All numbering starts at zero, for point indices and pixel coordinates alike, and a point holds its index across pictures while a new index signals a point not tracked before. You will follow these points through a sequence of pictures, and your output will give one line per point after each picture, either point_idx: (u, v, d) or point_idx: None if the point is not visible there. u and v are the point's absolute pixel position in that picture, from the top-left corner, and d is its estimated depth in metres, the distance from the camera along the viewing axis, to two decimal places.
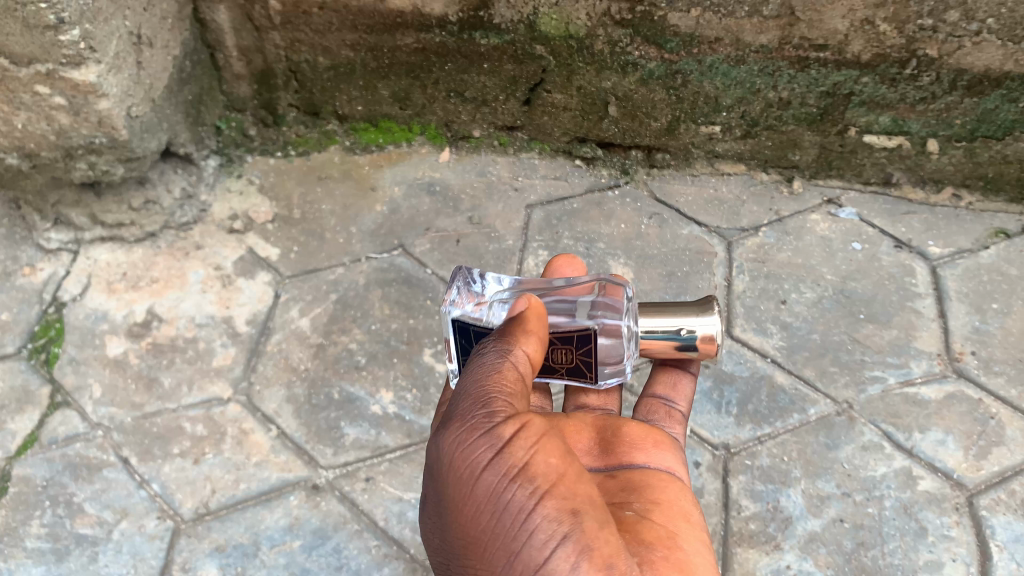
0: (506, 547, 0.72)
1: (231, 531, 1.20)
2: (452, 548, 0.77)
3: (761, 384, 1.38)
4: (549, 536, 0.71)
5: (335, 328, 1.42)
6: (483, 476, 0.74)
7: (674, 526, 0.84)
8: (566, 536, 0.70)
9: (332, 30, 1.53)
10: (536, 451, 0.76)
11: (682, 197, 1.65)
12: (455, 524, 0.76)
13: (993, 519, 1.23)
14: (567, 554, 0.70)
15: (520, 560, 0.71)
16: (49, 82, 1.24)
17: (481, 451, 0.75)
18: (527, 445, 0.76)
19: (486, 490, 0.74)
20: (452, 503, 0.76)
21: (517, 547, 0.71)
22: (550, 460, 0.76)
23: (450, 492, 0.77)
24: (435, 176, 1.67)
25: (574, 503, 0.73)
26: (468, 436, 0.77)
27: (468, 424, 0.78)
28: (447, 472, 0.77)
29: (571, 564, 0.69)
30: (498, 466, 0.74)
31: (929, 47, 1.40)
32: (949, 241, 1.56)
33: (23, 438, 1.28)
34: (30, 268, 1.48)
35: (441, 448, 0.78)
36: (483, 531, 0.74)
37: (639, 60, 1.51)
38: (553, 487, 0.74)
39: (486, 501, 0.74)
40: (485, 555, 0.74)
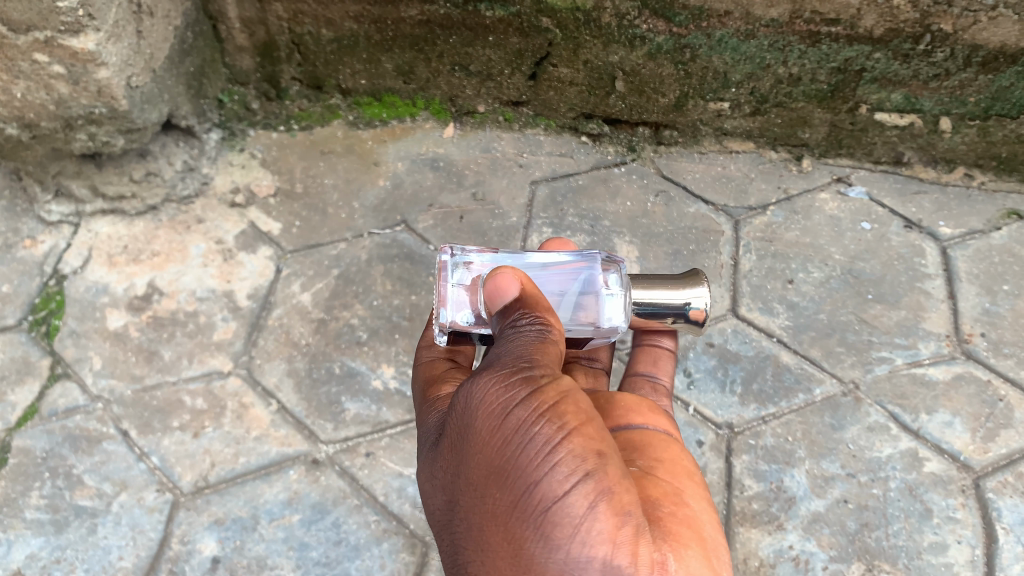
0: (525, 476, 0.69)
1: (230, 504, 1.20)
2: (465, 482, 0.74)
3: (767, 363, 1.37)
4: (572, 470, 0.68)
5: (337, 303, 1.41)
6: (513, 410, 0.72)
7: (679, 483, 0.80)
8: (590, 473, 0.68)
9: (335, 1, 1.51)
10: (566, 398, 0.74)
11: (689, 175, 1.63)
12: (475, 456, 0.73)
13: (1000, 502, 1.21)
14: (589, 490, 0.67)
15: (539, 489, 0.68)
16: (47, 51, 1.22)
17: (514, 389, 0.74)
18: (559, 391, 0.75)
19: (512, 423, 0.72)
20: (476, 436, 0.74)
21: (538, 476, 0.69)
22: (579, 407, 0.74)
23: (476, 425, 0.74)
24: (439, 151, 1.65)
25: (601, 446, 0.71)
26: (502, 375, 0.75)
27: (503, 366, 0.76)
28: (475, 407, 0.75)
29: (591, 501, 0.67)
30: (529, 403, 0.73)
31: (944, 21, 1.36)
32: (960, 222, 1.53)
33: (22, 410, 1.28)
34: (31, 240, 1.47)
35: (473, 387, 0.77)
36: (502, 462, 0.71)
37: (647, 34, 1.48)
38: (580, 428, 0.72)
39: (513, 430, 0.71)
40: (502, 484, 0.70)
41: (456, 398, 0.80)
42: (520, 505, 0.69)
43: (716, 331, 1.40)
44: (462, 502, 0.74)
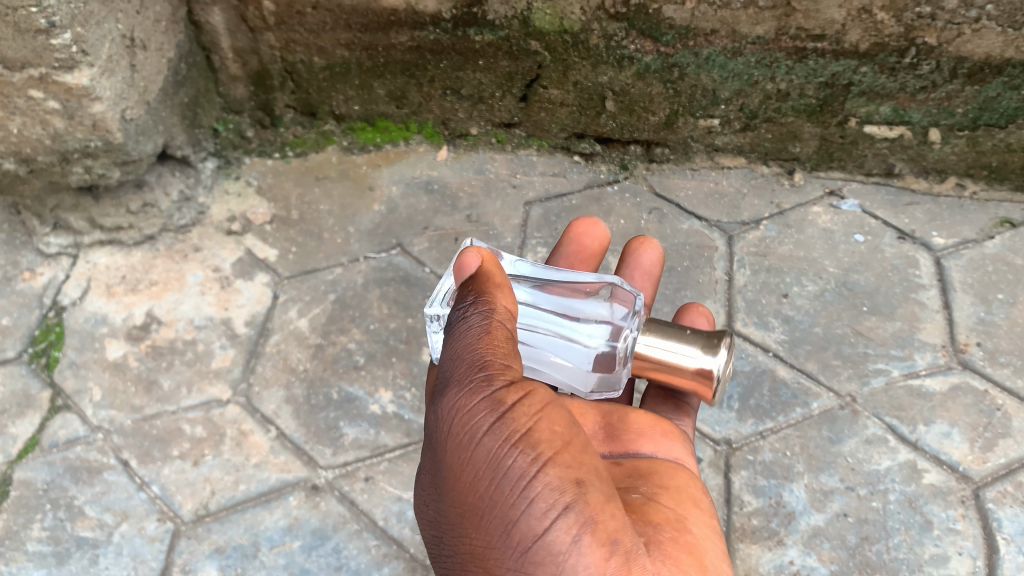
0: (502, 515, 0.70)
1: (231, 532, 1.20)
2: (447, 520, 0.76)
3: (763, 379, 1.37)
4: (550, 504, 0.69)
5: (334, 327, 1.42)
6: (485, 442, 0.73)
7: (683, 509, 0.82)
8: (569, 505, 0.68)
9: (326, 29, 1.53)
10: (539, 421, 0.74)
11: (682, 191, 1.64)
12: (452, 492, 0.75)
13: (1000, 512, 1.21)
14: (570, 524, 0.68)
15: (518, 527, 0.69)
16: (42, 87, 1.24)
17: (481, 416, 0.74)
18: (531, 415, 0.74)
19: (485, 456, 0.72)
20: (451, 469, 0.75)
21: (515, 514, 0.70)
22: (555, 429, 0.74)
23: (450, 457, 0.75)
24: (433, 174, 1.66)
25: (579, 473, 0.71)
26: (470, 400, 0.75)
27: (469, 387, 0.76)
28: (448, 435, 0.76)
29: (572, 536, 0.67)
30: (500, 433, 0.72)
31: (929, 35, 1.38)
32: (953, 232, 1.54)
33: (23, 442, 1.29)
34: (30, 273, 1.49)
35: (441, 413, 0.77)
36: (480, 500, 0.72)
37: (635, 54, 1.50)
38: (557, 456, 0.72)
39: (486, 465, 0.72)
40: (481, 522, 0.72)
41: (430, 422, 0.80)
42: (500, 544, 0.70)
43: None
44: (447, 538, 0.76)
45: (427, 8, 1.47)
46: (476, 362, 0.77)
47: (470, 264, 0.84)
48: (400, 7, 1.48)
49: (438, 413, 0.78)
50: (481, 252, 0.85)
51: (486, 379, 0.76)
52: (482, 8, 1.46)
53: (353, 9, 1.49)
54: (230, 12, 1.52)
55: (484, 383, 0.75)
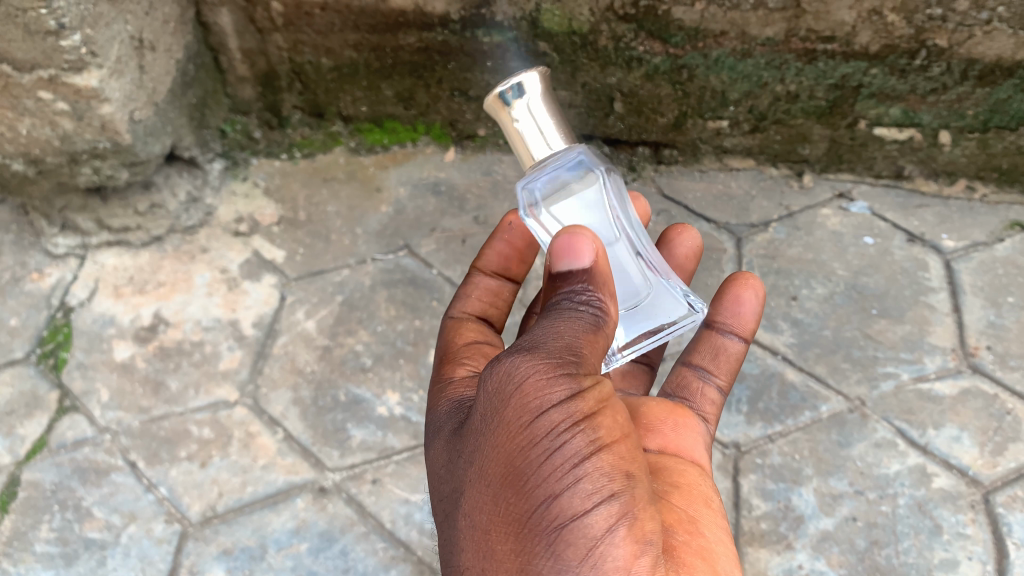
0: (546, 488, 0.68)
1: (239, 534, 1.20)
2: (478, 475, 0.72)
3: (772, 381, 1.36)
4: (596, 490, 0.68)
5: (342, 329, 1.42)
6: (549, 410, 0.69)
7: (695, 510, 0.84)
8: (615, 495, 0.68)
9: (334, 30, 1.53)
10: (605, 405, 0.72)
11: (690, 193, 1.64)
12: (496, 451, 0.71)
13: (1010, 517, 1.20)
14: (611, 514, 0.68)
15: (558, 505, 0.68)
16: (51, 88, 1.24)
17: (556, 387, 0.70)
18: (600, 396, 0.72)
19: (546, 428, 0.69)
20: (505, 427, 0.71)
21: (559, 493, 0.68)
22: (617, 419, 0.73)
23: (504, 415, 0.71)
24: (440, 176, 1.66)
25: (630, 467, 0.71)
26: (548, 365, 0.71)
27: (550, 355, 0.72)
28: (508, 390, 0.71)
29: (610, 529, 0.67)
30: (568, 405, 0.70)
31: (939, 37, 1.37)
32: (963, 235, 1.53)
33: (32, 443, 1.29)
34: (38, 274, 1.49)
35: (510, 365, 0.72)
36: (526, 466, 0.69)
37: (643, 55, 1.49)
38: (614, 444, 0.71)
39: (544, 435, 0.69)
40: (519, 490, 0.69)
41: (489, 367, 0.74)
42: (533, 519, 0.68)
43: None
44: (470, 494, 0.72)
45: (435, 10, 1.47)
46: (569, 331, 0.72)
47: (583, 254, 0.74)
48: (408, 8, 1.47)
49: (502, 363, 0.73)
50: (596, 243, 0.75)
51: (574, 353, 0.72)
52: (491, 9, 1.45)
53: (361, 10, 1.48)
54: (238, 13, 1.52)
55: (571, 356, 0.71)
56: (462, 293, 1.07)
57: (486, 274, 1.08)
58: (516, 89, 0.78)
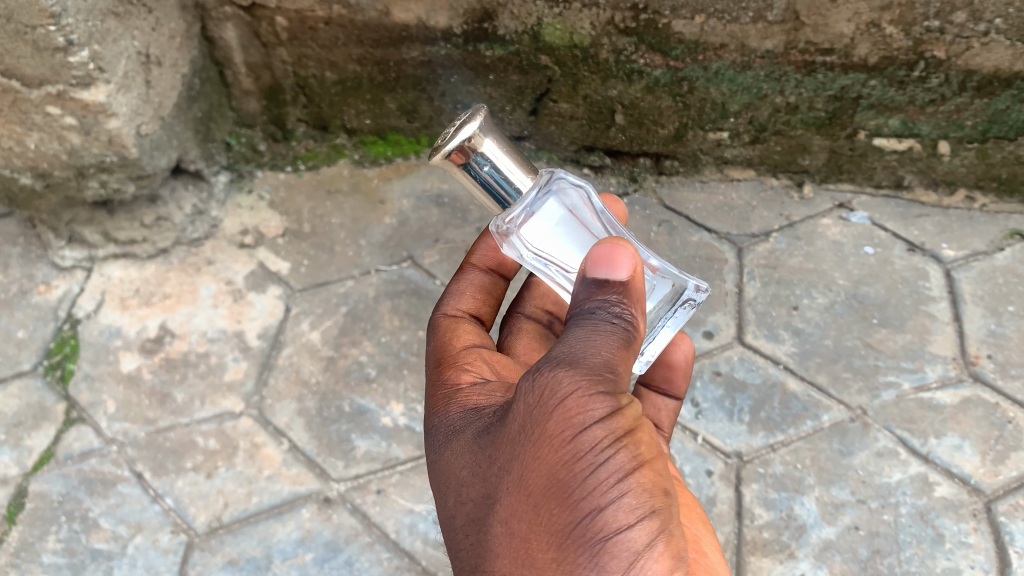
0: (591, 501, 0.68)
1: (244, 544, 1.21)
2: (515, 487, 0.70)
3: (774, 391, 1.37)
4: (640, 505, 0.68)
5: (346, 340, 1.43)
6: (592, 427, 0.68)
7: (696, 528, 0.91)
8: (657, 512, 0.69)
9: (338, 44, 1.54)
10: (641, 422, 0.72)
11: (691, 204, 1.65)
12: (535, 463, 0.69)
13: (1012, 525, 1.21)
14: (652, 529, 0.68)
15: (603, 520, 0.67)
16: (59, 103, 1.26)
17: (596, 403, 0.69)
18: (636, 414, 0.72)
19: (588, 443, 0.68)
20: (544, 440, 0.69)
21: (603, 506, 0.67)
22: (650, 434, 0.73)
23: (545, 427, 0.69)
24: (443, 187, 1.68)
25: (665, 483, 0.72)
26: (590, 383, 0.69)
27: (591, 370, 0.70)
28: (550, 402, 0.69)
29: (652, 544, 0.67)
30: (610, 422, 0.69)
31: (937, 48, 1.38)
32: (963, 244, 1.54)
33: (39, 454, 1.30)
34: (45, 286, 1.50)
35: (549, 378, 0.70)
36: (572, 480, 0.68)
37: (644, 68, 1.51)
38: (651, 461, 0.71)
39: (588, 451, 0.68)
40: (563, 503, 0.68)
41: (523, 381, 0.72)
42: (575, 531, 0.68)
43: (722, 359, 1.41)
44: (506, 504, 0.71)
45: (438, 24, 1.48)
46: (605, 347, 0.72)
47: (629, 281, 0.75)
48: (411, 23, 1.49)
49: (541, 375, 0.71)
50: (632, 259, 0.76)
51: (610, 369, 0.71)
52: (493, 23, 1.47)
53: (364, 24, 1.50)
54: (243, 28, 1.53)
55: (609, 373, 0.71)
56: (453, 289, 1.03)
57: (480, 269, 1.04)
58: (473, 147, 0.77)
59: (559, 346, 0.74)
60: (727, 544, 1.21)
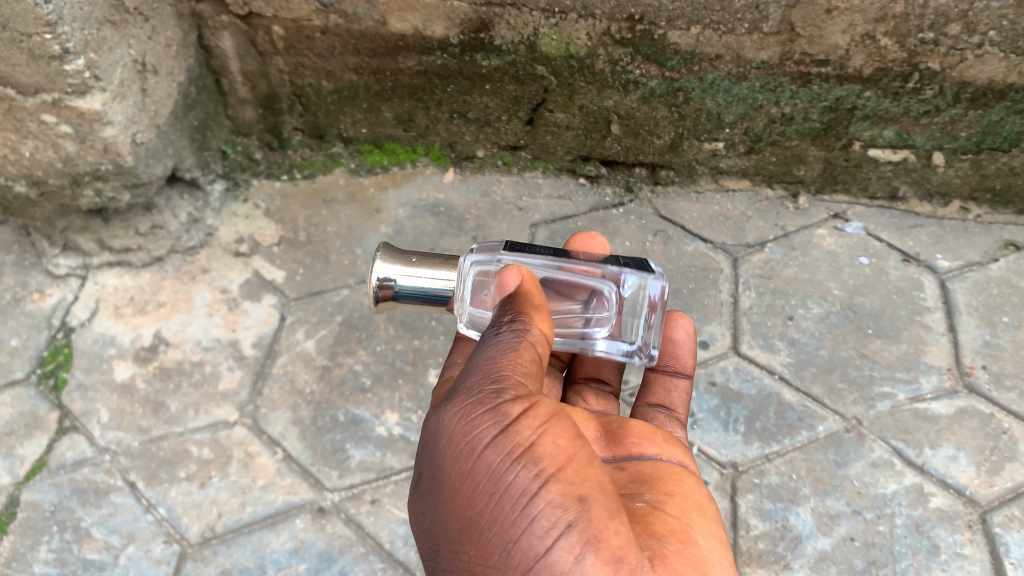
0: (502, 534, 0.71)
1: (237, 555, 1.20)
2: (442, 534, 0.76)
3: (769, 402, 1.37)
4: (552, 523, 0.70)
5: (341, 349, 1.43)
6: (487, 455, 0.73)
7: (688, 518, 0.83)
8: (571, 524, 0.69)
9: (335, 53, 1.55)
10: (544, 433, 0.74)
11: (687, 214, 1.66)
12: (449, 506, 0.75)
13: (1008, 536, 1.21)
14: (572, 544, 0.69)
15: (518, 548, 0.70)
16: (55, 111, 1.26)
17: (484, 428, 0.74)
18: (535, 424, 0.74)
19: (488, 470, 0.72)
20: (451, 482, 0.74)
21: (515, 533, 0.70)
22: (560, 441, 0.75)
23: (449, 471, 0.75)
24: (439, 197, 1.68)
25: (581, 490, 0.72)
26: (475, 410, 0.75)
27: (472, 398, 0.76)
28: (446, 447, 0.75)
29: (574, 556, 0.68)
30: (504, 445, 0.72)
31: (931, 60, 1.39)
32: (958, 254, 1.55)
33: (31, 464, 1.29)
34: (39, 294, 1.50)
35: (442, 421, 0.77)
36: (481, 515, 0.72)
37: (639, 79, 1.51)
38: (560, 471, 0.72)
39: (486, 478, 0.72)
40: (481, 540, 0.72)
41: (427, 429, 0.79)
42: (499, 562, 0.71)
43: (717, 369, 1.41)
44: (444, 551, 0.76)
45: (434, 34, 1.49)
46: (486, 373, 0.77)
47: (510, 288, 0.81)
48: (408, 33, 1.49)
49: (436, 421, 0.77)
50: (520, 271, 0.82)
51: (492, 391, 0.76)
52: (489, 33, 1.48)
53: (361, 34, 1.50)
54: (239, 37, 1.53)
55: (489, 395, 0.75)
56: None
57: None
58: (388, 282, 0.91)
59: (457, 385, 0.80)
60: None
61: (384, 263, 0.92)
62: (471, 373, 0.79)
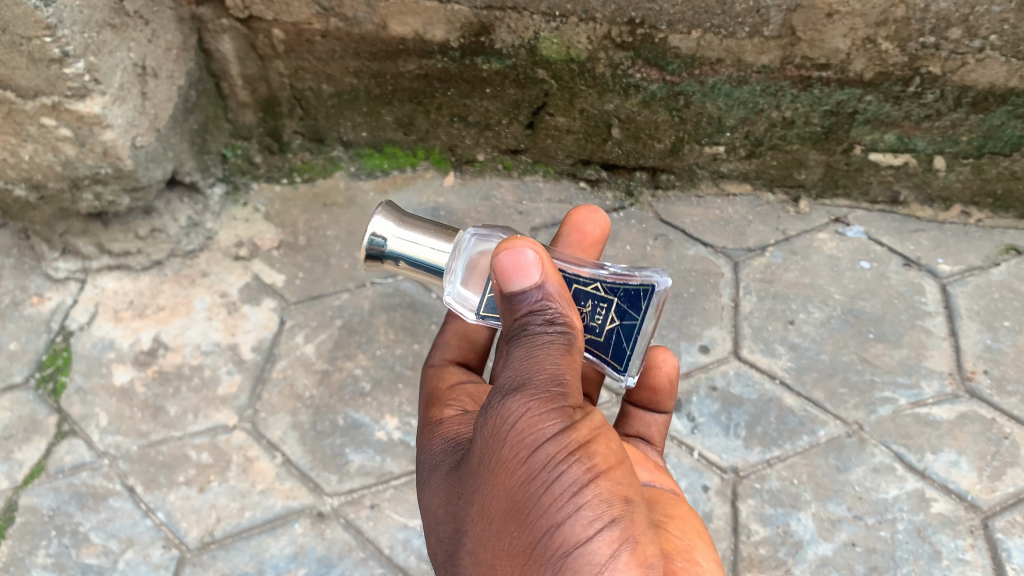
0: (549, 518, 0.70)
1: (236, 559, 1.20)
2: (480, 513, 0.74)
3: (770, 407, 1.37)
4: (597, 515, 0.70)
5: (341, 353, 1.42)
6: (544, 443, 0.72)
7: (690, 540, 0.84)
8: (616, 520, 0.70)
9: (335, 57, 1.54)
10: (597, 435, 0.75)
11: (687, 218, 1.65)
12: (496, 487, 0.73)
13: (1009, 542, 1.20)
14: (612, 540, 0.69)
15: (562, 534, 0.69)
16: (54, 114, 1.26)
17: (546, 418, 0.73)
18: (591, 426, 0.75)
19: (543, 457, 0.72)
20: (502, 464, 0.73)
21: (561, 519, 0.70)
22: (609, 446, 0.76)
23: (501, 453, 0.74)
24: (439, 201, 1.68)
25: (627, 492, 0.73)
26: (536, 401, 0.74)
27: (537, 389, 0.74)
28: (502, 430, 0.74)
29: (612, 550, 0.68)
30: (563, 437, 0.72)
31: (932, 64, 1.39)
32: (959, 259, 1.54)
33: (30, 468, 1.29)
34: (38, 298, 1.49)
35: (499, 404, 0.75)
36: (528, 498, 0.71)
37: (640, 82, 1.51)
38: (610, 471, 0.73)
39: (542, 466, 0.71)
40: (523, 523, 0.71)
41: (479, 414, 0.77)
42: (539, 547, 0.70)
43: (718, 374, 1.41)
44: (476, 532, 0.75)
45: (435, 37, 1.49)
46: (544, 363, 0.76)
47: (528, 271, 0.75)
48: (409, 36, 1.49)
49: (493, 407, 0.76)
50: (537, 254, 0.76)
51: (555, 385, 0.75)
52: (490, 37, 1.47)
53: (361, 37, 1.50)
54: (240, 40, 1.53)
55: (554, 389, 0.74)
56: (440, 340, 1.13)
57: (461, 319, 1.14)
58: (378, 240, 0.86)
59: (503, 371, 0.78)
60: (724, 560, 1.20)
61: (382, 219, 0.86)
62: (525, 359, 0.77)
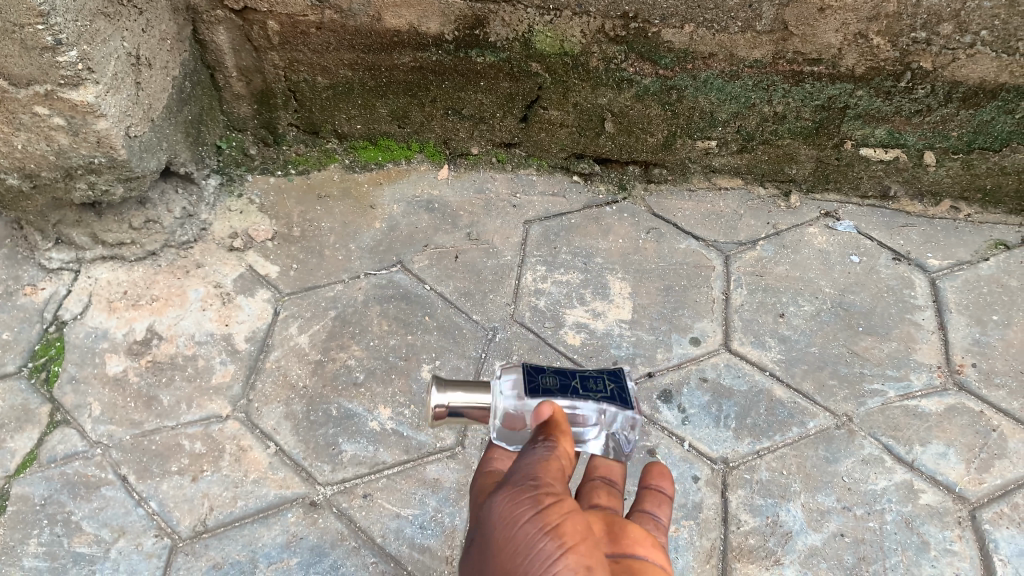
0: None
1: (228, 549, 1.19)
2: None
3: (760, 398, 1.38)
4: None
5: (334, 344, 1.43)
6: (522, 527, 0.71)
7: None
8: None
9: (329, 49, 1.55)
10: (575, 519, 0.72)
11: (680, 211, 1.67)
12: None
13: (997, 533, 1.21)
14: None
15: None
16: (47, 103, 1.26)
17: (523, 507, 0.73)
18: (570, 513, 0.72)
19: (521, 541, 0.70)
20: (491, 561, 0.72)
21: None
22: (586, 530, 0.71)
23: (491, 552, 0.73)
24: (433, 193, 1.69)
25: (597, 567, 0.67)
26: (518, 496, 0.75)
27: (519, 484, 0.76)
28: (491, 531, 0.74)
29: None
30: (538, 520, 0.71)
31: (924, 59, 1.40)
32: (948, 254, 1.56)
33: (22, 457, 1.28)
34: (31, 288, 1.49)
35: (490, 507, 0.77)
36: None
37: (634, 76, 1.52)
38: (579, 546, 0.69)
39: (519, 550, 0.70)
40: None
41: (479, 521, 0.79)
42: None
43: (708, 366, 1.42)
44: None
45: (429, 30, 1.49)
46: (531, 465, 0.78)
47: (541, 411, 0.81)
48: (403, 28, 1.49)
49: (488, 511, 0.77)
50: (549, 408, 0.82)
51: (535, 480, 0.76)
52: (485, 30, 1.48)
53: (356, 30, 1.50)
54: (234, 31, 1.53)
55: (532, 483, 0.75)
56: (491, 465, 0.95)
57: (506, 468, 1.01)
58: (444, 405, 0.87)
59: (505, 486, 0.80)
60: (713, 550, 1.20)
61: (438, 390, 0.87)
62: (517, 469, 0.79)
